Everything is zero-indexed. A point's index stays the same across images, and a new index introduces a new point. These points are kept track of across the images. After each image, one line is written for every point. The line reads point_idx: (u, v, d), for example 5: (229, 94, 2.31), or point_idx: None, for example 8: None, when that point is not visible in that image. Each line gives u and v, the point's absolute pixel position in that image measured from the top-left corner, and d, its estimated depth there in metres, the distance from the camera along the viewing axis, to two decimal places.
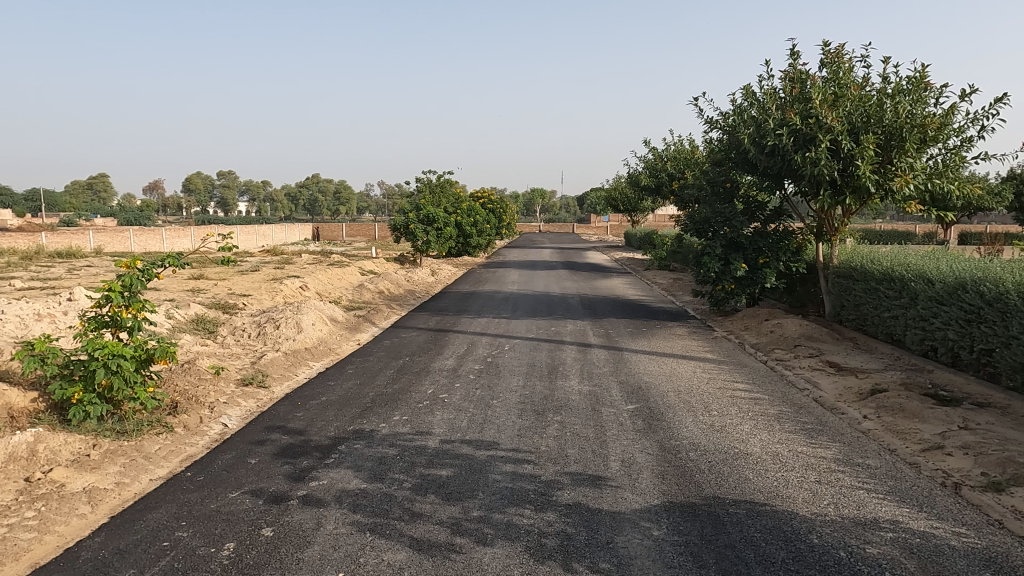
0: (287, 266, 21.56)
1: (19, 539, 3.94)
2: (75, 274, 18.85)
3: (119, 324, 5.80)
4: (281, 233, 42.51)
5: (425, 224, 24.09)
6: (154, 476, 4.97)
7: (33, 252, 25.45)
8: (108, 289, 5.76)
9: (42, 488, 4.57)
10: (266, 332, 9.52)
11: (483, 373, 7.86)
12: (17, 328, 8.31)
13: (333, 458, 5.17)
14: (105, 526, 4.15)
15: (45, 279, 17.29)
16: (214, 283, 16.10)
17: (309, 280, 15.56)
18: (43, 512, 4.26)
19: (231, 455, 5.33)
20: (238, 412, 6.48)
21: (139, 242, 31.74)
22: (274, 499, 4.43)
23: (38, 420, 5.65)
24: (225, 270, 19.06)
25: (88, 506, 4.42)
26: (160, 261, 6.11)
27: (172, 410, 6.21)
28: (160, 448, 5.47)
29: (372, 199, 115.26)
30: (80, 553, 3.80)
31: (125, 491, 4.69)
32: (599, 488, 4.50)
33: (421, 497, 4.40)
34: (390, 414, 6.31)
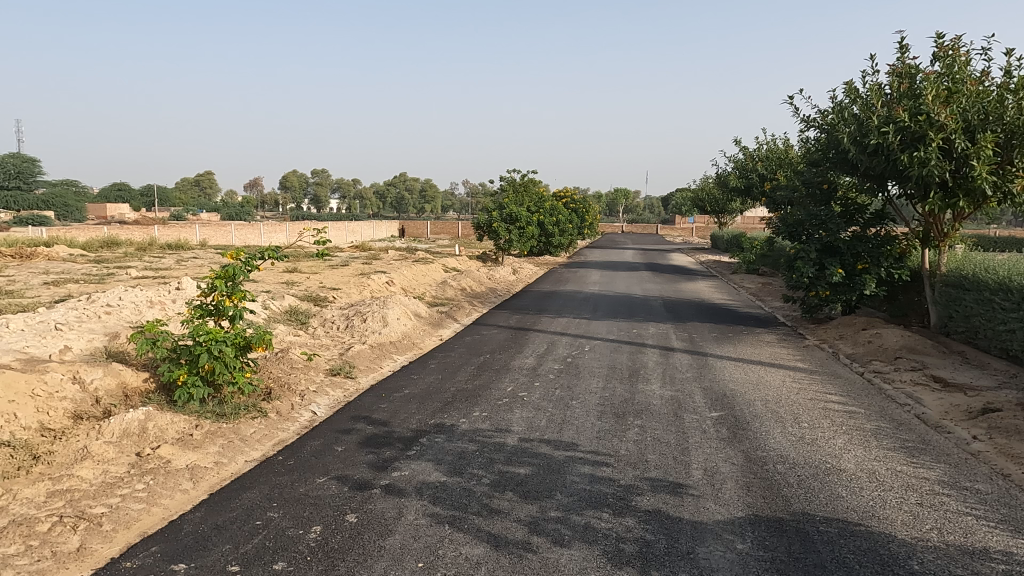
0: (374, 261, 22.27)
1: (131, 508, 4.27)
2: (183, 265, 20.18)
3: (222, 312, 6.16)
4: (369, 230, 43.99)
5: (507, 223, 24.23)
6: (249, 457, 5.27)
7: (146, 244, 27.41)
8: (213, 279, 6.13)
9: (151, 462, 4.93)
10: (354, 325, 9.87)
11: (562, 373, 7.84)
12: (132, 314, 8.96)
13: (414, 450, 5.29)
14: (204, 502, 4.42)
15: (157, 269, 18.58)
16: (307, 277, 16.84)
17: (395, 276, 16.01)
18: (151, 486, 4.58)
19: (319, 442, 5.56)
20: (326, 401, 6.75)
21: (238, 236, 33.62)
22: (358, 486, 4.59)
23: (148, 400, 6.10)
24: (317, 264, 19.90)
25: (190, 482, 4.73)
26: (260, 253, 6.43)
27: (266, 396, 6.54)
28: (255, 432, 5.76)
29: (456, 198, 117.31)
30: (182, 526, 4.07)
31: (223, 470, 4.99)
32: (679, 496, 4.39)
33: (499, 493, 4.44)
34: (469, 410, 6.39)
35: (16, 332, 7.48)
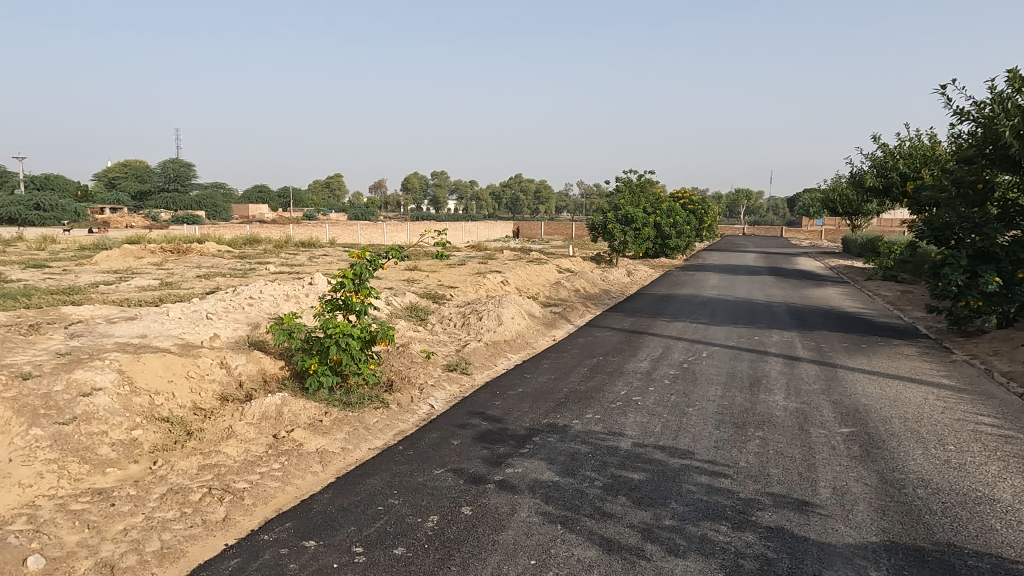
0: (490, 261, 22.71)
1: (268, 485, 4.63)
2: (314, 262, 21.56)
3: (350, 307, 6.53)
4: (484, 230, 44.95)
5: (623, 224, 23.90)
6: (372, 445, 5.55)
7: (282, 242, 29.50)
8: (342, 276, 6.52)
9: (286, 444, 5.32)
10: (469, 323, 10.13)
11: (678, 378, 7.63)
12: (271, 306, 9.69)
13: (527, 448, 5.35)
14: (332, 485, 4.71)
15: (291, 265, 19.96)
16: (426, 275, 17.48)
17: (510, 276, 16.25)
18: (286, 466, 4.94)
19: (436, 434, 5.76)
20: (444, 395, 6.98)
21: (364, 235, 35.44)
22: (473, 480, 4.70)
23: (284, 386, 6.59)
24: (436, 263, 20.58)
25: (319, 465, 5.05)
26: (385, 253, 6.76)
27: (388, 389, 6.86)
28: (377, 421, 6.06)
29: (570, 199, 117.22)
30: (312, 505, 4.35)
31: (348, 456, 5.29)
32: (805, 515, 4.14)
33: (611, 497, 4.40)
34: (582, 411, 6.37)
35: (174, 320, 8.32)
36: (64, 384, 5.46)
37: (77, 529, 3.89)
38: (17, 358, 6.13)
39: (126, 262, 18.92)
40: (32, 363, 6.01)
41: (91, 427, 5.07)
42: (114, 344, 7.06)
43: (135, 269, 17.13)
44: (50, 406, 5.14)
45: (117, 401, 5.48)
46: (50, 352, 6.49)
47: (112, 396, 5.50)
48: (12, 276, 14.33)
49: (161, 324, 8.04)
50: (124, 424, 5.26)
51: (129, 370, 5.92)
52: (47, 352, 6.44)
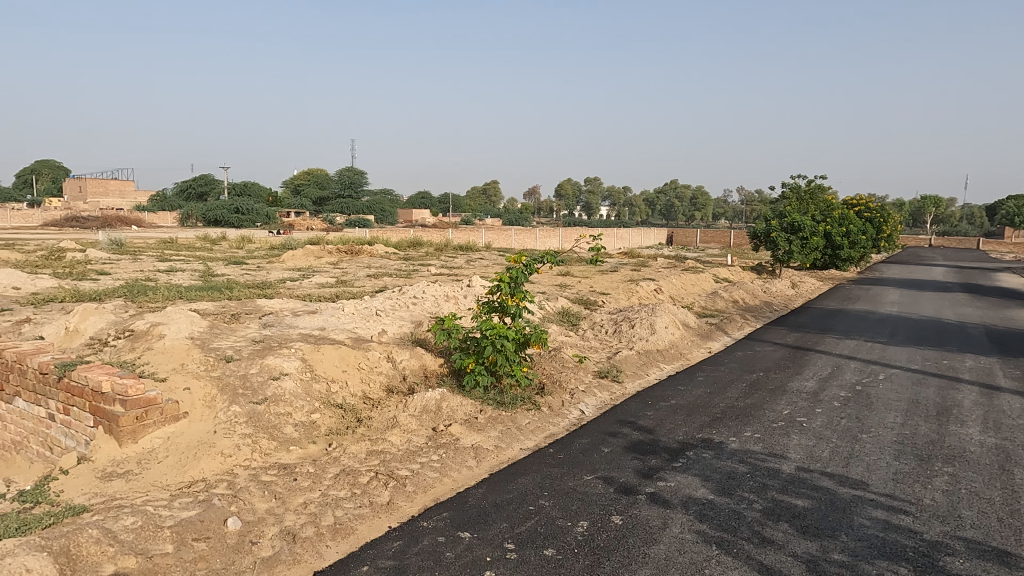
0: (642, 268, 22.35)
1: (428, 475, 4.89)
2: (471, 264, 22.52)
3: (505, 310, 6.72)
4: (637, 236, 44.34)
5: (788, 232, 22.42)
6: (524, 446, 5.67)
7: (442, 245, 31.08)
8: (500, 280, 6.74)
9: (444, 438, 5.59)
10: (622, 330, 10.01)
11: (851, 401, 7.01)
12: (433, 306, 10.22)
13: (680, 462, 5.20)
14: (486, 480, 4.88)
15: (450, 267, 20.98)
16: (579, 281, 17.57)
17: (664, 284, 15.88)
18: (443, 459, 5.19)
19: (587, 440, 5.77)
20: (594, 402, 6.96)
21: (518, 240, 36.37)
22: (624, 490, 4.65)
23: (442, 382, 6.93)
24: (588, 269, 20.62)
25: (474, 460, 5.26)
26: (540, 257, 6.88)
27: (540, 391, 6.97)
28: (529, 423, 6.18)
29: (729, 205, 112.14)
30: (467, 499, 4.54)
31: (501, 454, 5.45)
32: (1007, 567, 3.63)
33: (772, 522, 4.14)
34: (741, 429, 6.06)
35: (349, 315, 9.06)
36: (258, 368, 6.15)
37: (266, 498, 4.37)
38: (221, 343, 6.99)
39: (308, 261, 20.89)
40: (233, 348, 6.83)
41: (279, 408, 5.67)
42: (298, 334, 7.83)
43: (316, 267, 18.90)
44: (247, 387, 5.83)
45: (300, 386, 6.08)
46: (247, 338, 7.35)
47: (297, 381, 6.11)
48: (219, 270, 16.37)
49: (338, 318, 8.81)
50: (306, 408, 5.82)
51: (311, 359, 6.55)
52: (245, 339, 7.30)
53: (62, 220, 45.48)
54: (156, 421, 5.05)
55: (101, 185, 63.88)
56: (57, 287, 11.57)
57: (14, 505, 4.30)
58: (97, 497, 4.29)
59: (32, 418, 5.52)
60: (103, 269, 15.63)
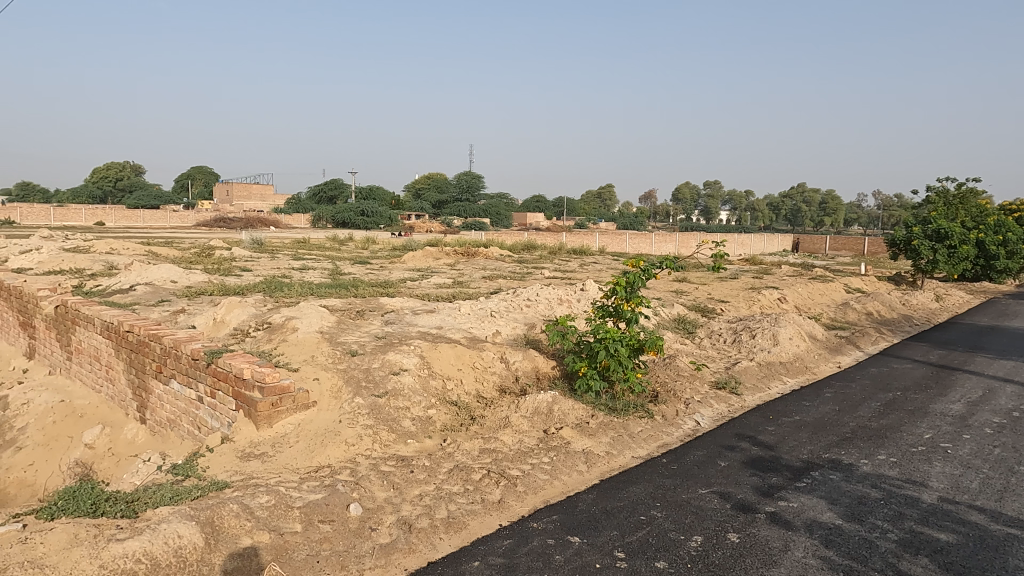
0: (765, 276, 21.27)
1: (538, 476, 4.93)
2: (585, 268, 22.44)
3: (620, 315, 6.64)
4: (760, 242, 42.26)
5: (933, 240, 20.53)
6: (636, 454, 5.57)
7: (556, 249, 31.17)
8: (615, 284, 6.67)
9: (555, 440, 5.60)
10: (741, 340, 9.59)
11: (1006, 429, 6.29)
12: (546, 308, 10.27)
13: (804, 483, 4.90)
14: (596, 486, 4.84)
15: (564, 271, 20.99)
16: (696, 287, 17.02)
17: (788, 293, 15.04)
18: (554, 461, 5.21)
19: (702, 453, 5.57)
20: (711, 413, 6.71)
21: (633, 245, 35.80)
22: (741, 507, 4.45)
23: (554, 385, 6.95)
24: (706, 276, 19.93)
25: (585, 465, 5.23)
26: (658, 262, 6.74)
27: (653, 399, 6.82)
28: (642, 431, 6.05)
29: (864, 211, 104.35)
30: (577, 503, 4.52)
31: (612, 461, 5.38)
32: None
33: (909, 555, 3.80)
34: (874, 452, 5.62)
35: (465, 315, 9.31)
36: (379, 363, 6.46)
37: (385, 487, 4.57)
38: (347, 337, 7.41)
39: (427, 262, 21.67)
40: (358, 343, 7.22)
41: (398, 402, 5.92)
42: (417, 332, 8.14)
43: (434, 268, 19.56)
44: (370, 380, 6.14)
45: (418, 382, 6.32)
46: (371, 334, 7.74)
47: (415, 377, 6.36)
48: (346, 269, 17.36)
49: (454, 318, 9.08)
50: (423, 403, 6.04)
51: (428, 356, 6.80)
52: (368, 334, 7.69)
53: (211, 221, 50.05)
54: (288, 409, 5.43)
55: (246, 189, 69.63)
56: (207, 282, 12.75)
57: (168, 477, 4.78)
58: (237, 475, 4.67)
59: (184, 399, 6.11)
60: (246, 265, 17.04)
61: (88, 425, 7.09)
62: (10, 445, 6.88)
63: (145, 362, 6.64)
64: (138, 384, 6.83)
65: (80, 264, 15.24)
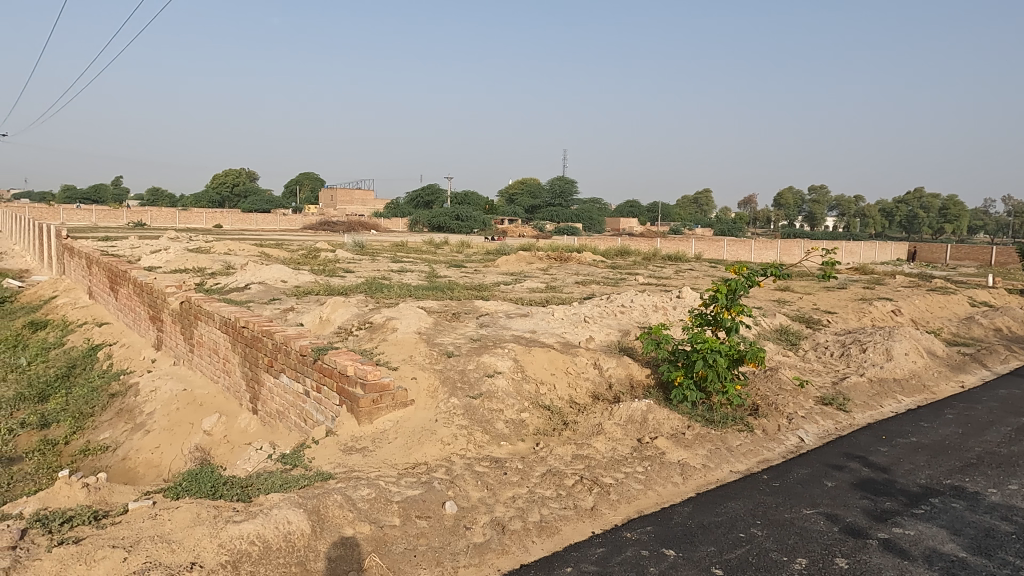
0: (877, 286, 19.96)
1: (632, 486, 4.85)
2: (680, 275, 21.90)
3: (720, 323, 6.43)
4: (871, 250, 39.70)
5: None
6: (735, 468, 5.37)
7: (650, 254, 30.61)
8: (715, 291, 6.47)
9: (649, 450, 5.50)
10: (850, 354, 9.04)
11: None
12: (641, 315, 10.11)
13: (922, 510, 4.55)
14: (692, 499, 4.70)
15: (658, 277, 20.58)
16: (799, 297, 16.21)
17: (904, 305, 14.02)
18: (648, 471, 5.11)
19: (807, 471, 5.29)
20: (816, 430, 6.36)
21: (730, 251, 34.60)
22: (851, 531, 4.19)
23: (648, 393, 6.82)
24: (810, 285, 18.95)
25: (680, 477, 5.09)
26: (762, 269, 6.47)
27: (753, 413, 6.55)
28: (741, 445, 5.83)
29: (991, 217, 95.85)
30: (672, 516, 4.41)
31: (709, 474, 5.22)
32: None
33: None
34: (1004, 481, 5.14)
35: (558, 319, 9.32)
36: (475, 365, 6.60)
37: (479, 487, 4.65)
38: (444, 339, 7.60)
39: (520, 266, 21.86)
40: (454, 344, 7.39)
41: (492, 404, 6.00)
42: (511, 335, 8.23)
43: (527, 272, 19.68)
44: (465, 381, 6.27)
45: (512, 385, 6.39)
46: (466, 336, 7.89)
47: (509, 380, 6.43)
48: (443, 272, 17.80)
49: (547, 323, 9.10)
50: (516, 406, 6.10)
51: (522, 360, 6.87)
52: (464, 336, 7.85)
53: (317, 224, 52.74)
54: (388, 405, 5.63)
55: (348, 195, 72.84)
56: (313, 282, 13.44)
57: (278, 466, 5.07)
58: (340, 467, 4.89)
59: (292, 393, 6.46)
60: (348, 267, 17.84)
61: (206, 413, 7.64)
62: (140, 428, 7.52)
63: (258, 356, 7.07)
64: (251, 376, 7.29)
65: (202, 264, 16.46)
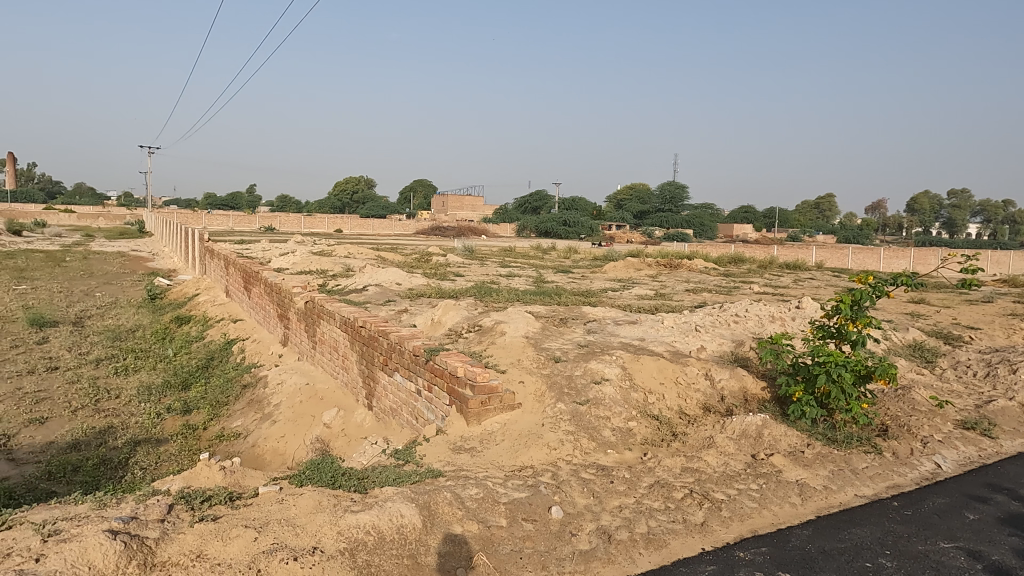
0: None
1: (745, 503, 4.64)
2: (799, 284, 20.75)
3: (844, 336, 6.03)
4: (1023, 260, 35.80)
5: None
6: (860, 492, 5.01)
7: (767, 262, 29.24)
8: (839, 301, 6.09)
9: (764, 467, 5.24)
10: (997, 375, 8.18)
11: None
12: (756, 325, 9.67)
13: None
14: (812, 522, 4.44)
15: (775, 286, 19.61)
16: (936, 310, 14.88)
17: None
18: (763, 489, 4.87)
19: (945, 501, 4.85)
20: (955, 457, 5.80)
21: (856, 260, 32.36)
22: (996, 571, 3.80)
23: (764, 408, 6.50)
24: (949, 298, 17.36)
25: (799, 497, 4.82)
26: (893, 279, 6.01)
27: (882, 434, 6.08)
28: (867, 467, 5.43)
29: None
30: (789, 538, 4.18)
31: (831, 496, 4.90)
32: None
33: None
34: None
35: (668, 328, 9.11)
36: (582, 371, 6.59)
37: (586, 494, 4.62)
38: (551, 344, 7.63)
39: (628, 273, 21.56)
40: (561, 349, 7.41)
41: (599, 411, 5.96)
42: (619, 342, 8.13)
43: (636, 279, 19.37)
44: (572, 387, 6.27)
45: (619, 393, 6.32)
46: (573, 342, 7.88)
47: (616, 388, 6.36)
48: (550, 278, 17.89)
49: (656, 331, 8.92)
50: (623, 414, 6.01)
51: (630, 368, 6.78)
52: (571, 342, 7.84)
53: (429, 230, 54.59)
54: (496, 407, 5.72)
55: (459, 201, 74.81)
56: (426, 285, 13.91)
57: (391, 460, 5.30)
58: (449, 465, 5.03)
59: (405, 391, 6.71)
60: (458, 271, 18.32)
61: (326, 406, 8.10)
62: (268, 418, 8.10)
63: (375, 355, 7.41)
64: (368, 373, 7.65)
65: (324, 266, 17.49)
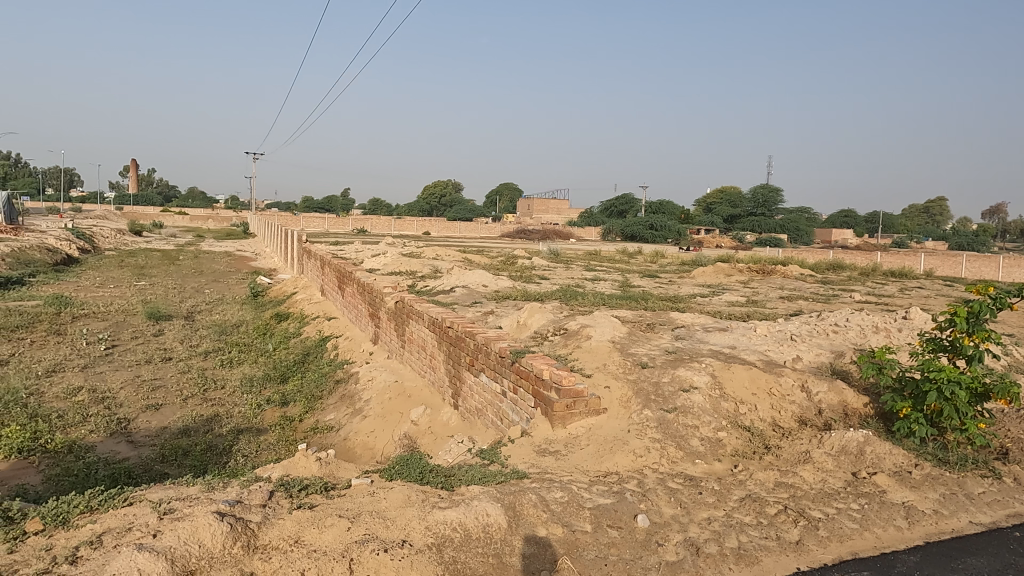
0: None
1: (845, 524, 4.39)
2: (906, 293, 19.45)
3: (959, 350, 5.60)
4: None
5: None
6: (976, 520, 4.63)
7: (869, 269, 27.60)
8: (953, 313, 5.66)
9: (867, 487, 4.94)
10: None
11: None
12: (858, 336, 9.14)
13: None
14: (920, 548, 4.15)
15: (879, 295, 18.48)
16: None
17: None
18: (865, 510, 4.59)
19: None
20: None
21: (971, 268, 30.00)
22: None
23: (866, 423, 6.13)
24: None
25: (905, 520, 4.51)
26: (1016, 289, 5.53)
27: (1001, 457, 5.60)
28: (984, 493, 5.01)
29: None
30: (894, 563, 3.92)
31: (942, 522, 4.55)
32: None
33: None
34: None
35: (761, 336, 8.76)
36: (670, 378, 6.45)
37: (673, 504, 4.51)
38: (638, 349, 7.52)
39: (718, 278, 20.91)
40: (648, 355, 7.28)
41: (687, 419, 5.81)
42: (708, 350, 7.91)
43: (726, 284, 18.77)
44: (659, 394, 6.15)
45: (709, 402, 6.14)
46: (661, 348, 7.73)
47: (705, 397, 6.18)
48: (637, 282, 17.62)
49: (748, 339, 8.60)
50: (713, 424, 5.83)
51: (721, 377, 6.57)
52: (659, 348, 7.69)
53: (514, 233, 55.02)
54: (581, 411, 5.69)
55: (544, 204, 74.98)
56: (512, 287, 14.02)
57: (477, 460, 5.37)
58: (534, 467, 5.04)
59: (491, 391, 6.79)
60: (544, 274, 18.37)
61: (414, 403, 8.32)
62: (358, 413, 8.41)
63: (461, 355, 7.54)
64: (454, 373, 7.80)
65: (414, 267, 17.98)
